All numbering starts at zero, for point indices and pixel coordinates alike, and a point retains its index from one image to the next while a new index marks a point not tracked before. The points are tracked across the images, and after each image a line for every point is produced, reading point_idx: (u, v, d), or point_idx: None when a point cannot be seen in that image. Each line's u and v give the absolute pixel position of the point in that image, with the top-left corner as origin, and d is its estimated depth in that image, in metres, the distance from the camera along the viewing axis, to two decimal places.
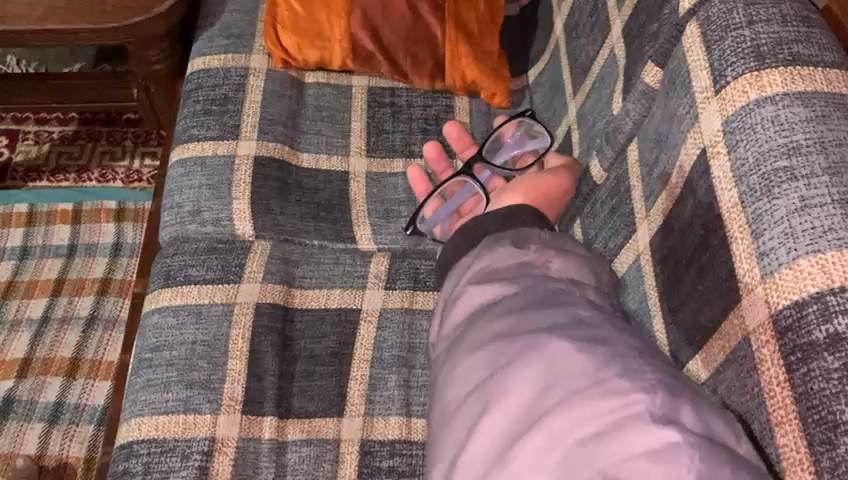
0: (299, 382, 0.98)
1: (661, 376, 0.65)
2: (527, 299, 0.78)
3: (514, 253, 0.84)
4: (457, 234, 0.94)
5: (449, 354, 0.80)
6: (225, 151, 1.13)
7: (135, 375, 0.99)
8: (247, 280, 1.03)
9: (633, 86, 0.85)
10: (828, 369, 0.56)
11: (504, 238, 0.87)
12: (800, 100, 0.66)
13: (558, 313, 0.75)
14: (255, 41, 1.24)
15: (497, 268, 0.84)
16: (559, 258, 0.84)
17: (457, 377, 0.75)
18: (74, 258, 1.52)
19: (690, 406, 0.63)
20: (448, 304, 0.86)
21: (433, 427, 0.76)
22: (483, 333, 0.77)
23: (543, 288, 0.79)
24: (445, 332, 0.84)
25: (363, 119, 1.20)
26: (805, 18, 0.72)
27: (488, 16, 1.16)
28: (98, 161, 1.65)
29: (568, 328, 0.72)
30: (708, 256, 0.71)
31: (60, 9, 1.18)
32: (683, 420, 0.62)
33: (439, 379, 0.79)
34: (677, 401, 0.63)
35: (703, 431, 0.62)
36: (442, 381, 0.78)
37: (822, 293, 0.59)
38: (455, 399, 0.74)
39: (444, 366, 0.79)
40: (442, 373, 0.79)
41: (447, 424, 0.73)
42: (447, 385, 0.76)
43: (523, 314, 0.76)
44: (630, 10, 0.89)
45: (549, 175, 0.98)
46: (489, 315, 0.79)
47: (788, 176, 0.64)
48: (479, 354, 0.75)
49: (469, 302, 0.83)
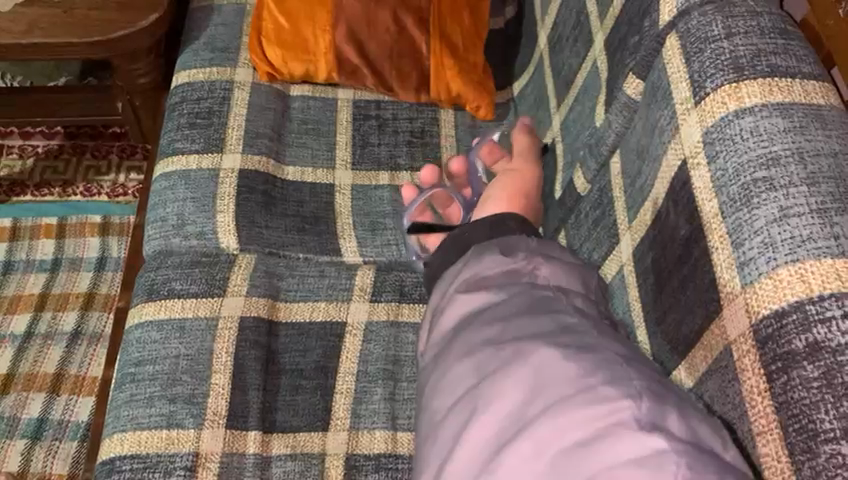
0: (284, 396, 0.98)
1: (648, 383, 0.65)
2: (514, 306, 0.78)
3: (501, 261, 0.84)
4: (446, 245, 0.94)
5: (437, 362, 0.79)
6: (210, 164, 1.13)
7: (117, 390, 0.98)
8: (231, 294, 1.03)
9: (615, 98, 0.86)
10: (808, 378, 0.57)
11: (491, 246, 0.86)
12: (778, 111, 0.67)
13: (545, 320, 0.75)
14: (240, 54, 1.24)
15: (484, 276, 0.84)
16: (547, 265, 0.83)
17: (445, 384, 0.75)
18: (58, 273, 1.51)
19: (675, 414, 0.62)
20: (436, 312, 0.86)
21: (420, 435, 0.76)
22: (470, 340, 0.77)
23: (531, 295, 0.79)
24: (433, 340, 0.83)
25: (348, 131, 1.20)
26: (783, 30, 0.73)
27: (473, 30, 1.18)
28: (83, 176, 1.63)
29: (555, 335, 0.72)
30: (689, 267, 0.71)
31: (44, 23, 1.18)
32: (669, 428, 0.61)
33: (427, 387, 0.79)
34: (663, 408, 0.62)
35: (689, 437, 0.61)
36: (430, 388, 0.77)
37: (802, 302, 0.59)
38: (443, 406, 0.74)
39: (432, 374, 0.79)
40: (430, 380, 0.78)
41: (434, 430, 0.73)
42: (434, 392, 0.76)
43: (510, 321, 0.76)
44: (611, 23, 0.90)
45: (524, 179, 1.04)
46: (477, 323, 0.79)
47: (766, 187, 0.64)
48: (467, 361, 0.75)
49: (457, 309, 0.83)
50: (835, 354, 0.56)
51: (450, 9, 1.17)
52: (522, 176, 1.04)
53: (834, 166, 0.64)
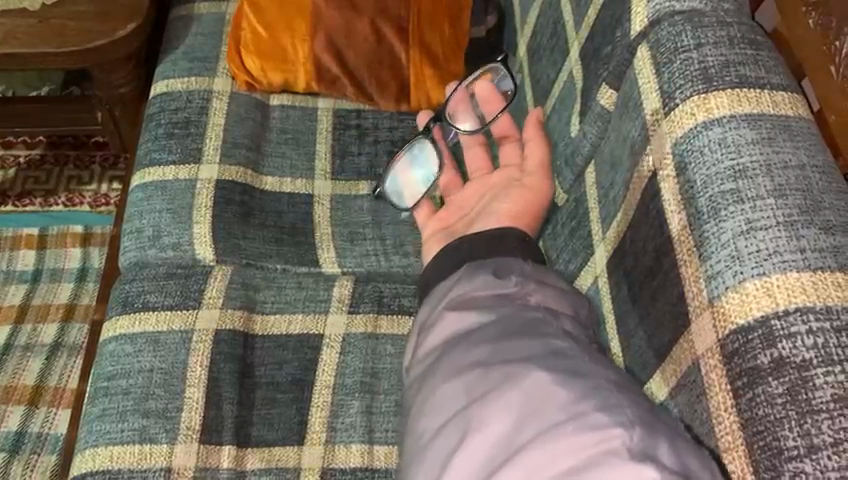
0: (259, 410, 0.97)
1: (640, 412, 0.63)
2: (503, 328, 0.75)
3: (492, 282, 0.82)
4: (439, 258, 0.91)
5: (423, 381, 0.77)
6: (187, 174, 1.12)
7: (90, 404, 0.97)
8: (206, 306, 1.02)
9: (590, 108, 0.85)
10: (773, 394, 0.56)
11: (485, 266, 0.84)
12: (747, 122, 0.67)
13: (536, 344, 0.72)
14: (219, 63, 1.23)
15: (474, 296, 0.81)
16: (540, 291, 0.81)
17: (431, 406, 0.72)
18: (39, 284, 1.50)
19: (666, 445, 0.60)
20: (423, 329, 0.83)
21: (406, 457, 0.73)
22: (459, 361, 0.74)
23: (520, 317, 0.76)
24: (419, 358, 0.81)
25: (328, 141, 1.19)
26: (753, 41, 0.72)
27: (453, 38, 1.16)
28: (65, 186, 1.62)
29: (546, 359, 0.69)
30: (660, 279, 0.71)
31: (20, 32, 1.17)
32: (661, 459, 0.59)
33: (412, 407, 0.76)
34: (655, 437, 0.60)
35: (680, 470, 0.59)
36: (415, 409, 0.75)
37: (766, 317, 0.58)
38: (429, 428, 0.71)
39: (418, 394, 0.76)
40: (416, 401, 0.75)
41: (420, 454, 0.70)
42: (420, 414, 0.73)
43: (499, 344, 0.73)
44: (586, 32, 0.89)
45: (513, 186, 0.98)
46: (465, 343, 0.76)
47: (734, 199, 0.63)
48: (455, 383, 0.72)
49: (444, 329, 0.80)
50: (799, 369, 0.55)
51: (430, 16, 1.15)
52: (532, 197, 0.97)
53: (802, 178, 0.64)
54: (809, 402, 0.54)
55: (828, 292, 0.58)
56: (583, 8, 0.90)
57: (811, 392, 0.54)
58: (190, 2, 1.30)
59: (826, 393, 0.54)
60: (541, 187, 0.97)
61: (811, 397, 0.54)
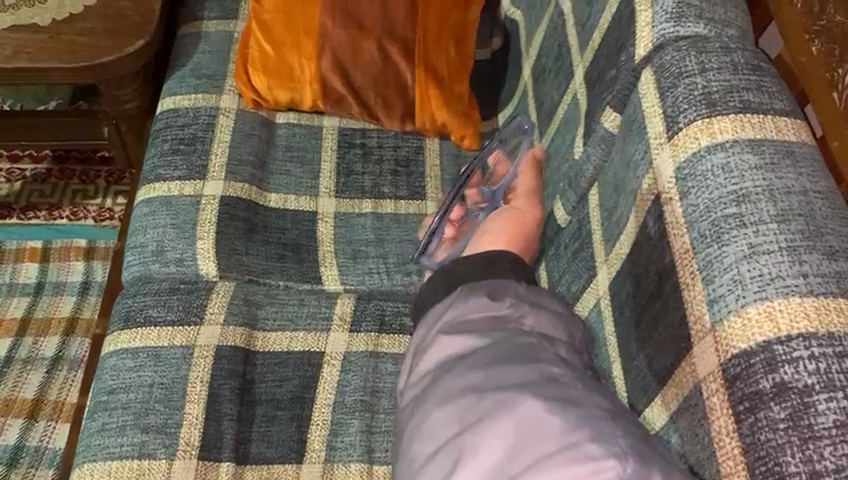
0: (258, 427, 0.96)
1: (635, 442, 0.63)
2: (498, 353, 0.75)
3: (486, 304, 0.81)
4: (431, 279, 0.91)
5: (415, 406, 0.76)
6: (191, 191, 1.13)
7: (89, 419, 0.97)
8: (208, 322, 1.02)
9: (593, 131, 0.86)
10: (775, 420, 0.56)
11: (479, 287, 0.84)
12: (750, 147, 0.67)
13: (529, 370, 0.72)
14: (227, 81, 1.24)
15: (469, 318, 0.81)
16: (533, 314, 0.81)
17: (423, 432, 0.72)
18: (41, 297, 1.50)
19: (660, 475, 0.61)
20: (417, 351, 0.82)
21: None
22: (452, 385, 0.74)
23: (514, 342, 0.76)
24: (412, 380, 0.80)
25: (333, 160, 1.20)
26: (756, 67, 0.73)
27: (458, 60, 1.17)
28: (70, 200, 1.63)
29: (540, 385, 0.69)
30: (662, 302, 0.71)
31: (30, 47, 1.18)
32: None
33: (405, 433, 0.75)
34: (648, 469, 0.61)
35: None
36: (407, 435, 0.74)
37: (769, 342, 0.58)
38: (421, 454, 0.70)
39: (411, 419, 0.75)
40: (408, 426, 0.75)
41: None
42: (412, 439, 0.73)
43: (494, 368, 0.73)
44: (591, 55, 0.90)
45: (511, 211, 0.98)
46: (459, 368, 0.75)
47: (737, 223, 0.64)
48: (448, 408, 0.71)
49: (437, 352, 0.79)
50: (801, 395, 0.55)
51: (435, 36, 1.16)
52: (523, 218, 0.97)
53: (805, 203, 0.64)
54: (810, 428, 0.54)
55: (830, 318, 0.58)
56: (587, 33, 0.91)
57: (813, 418, 0.54)
58: (198, 20, 1.31)
59: (828, 419, 0.54)
60: (529, 209, 0.98)
61: (814, 423, 0.54)
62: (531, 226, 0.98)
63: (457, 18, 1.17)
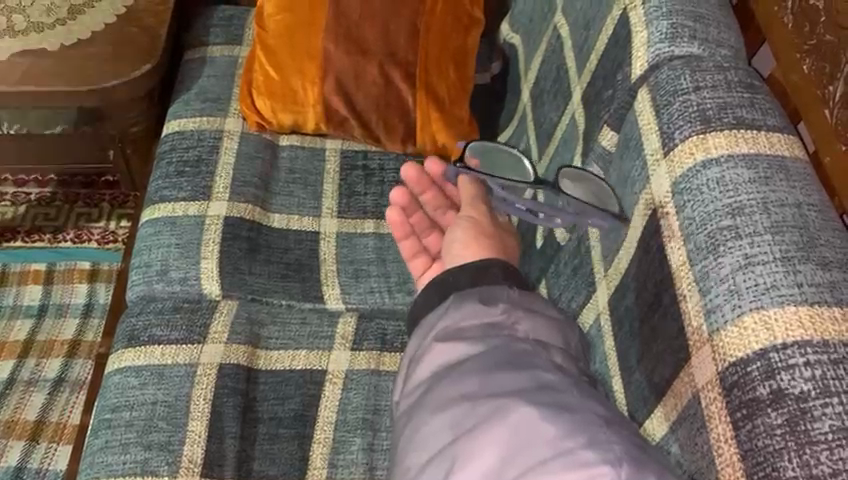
0: (261, 445, 0.97)
1: (629, 448, 0.64)
2: (493, 360, 0.75)
3: (480, 310, 0.82)
4: (424, 290, 0.91)
5: (411, 414, 0.77)
6: (196, 210, 1.14)
7: (93, 436, 0.97)
8: (211, 341, 1.03)
9: (591, 149, 0.88)
10: (772, 425, 0.57)
11: (471, 293, 0.84)
12: (744, 162, 0.69)
13: (523, 377, 0.73)
14: (231, 104, 1.26)
15: (463, 326, 0.81)
16: (527, 319, 0.82)
17: (418, 440, 0.72)
18: (44, 319, 1.51)
19: None
20: (413, 360, 0.82)
21: None
22: (448, 393, 0.74)
23: (510, 348, 0.77)
24: (407, 390, 0.80)
25: (335, 181, 1.22)
26: (749, 85, 0.75)
27: (459, 82, 1.19)
28: (74, 222, 1.64)
29: (534, 393, 0.70)
30: (660, 315, 0.72)
31: (39, 71, 1.20)
32: None
33: (400, 441, 0.76)
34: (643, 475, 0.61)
35: None
36: (403, 442, 0.75)
37: (765, 349, 0.59)
38: (418, 461, 0.71)
39: (407, 427, 0.76)
40: (404, 433, 0.75)
41: None
42: (408, 448, 0.73)
43: (488, 376, 0.74)
44: (587, 76, 0.92)
45: (473, 224, 0.95)
46: (454, 375, 0.76)
47: (732, 235, 0.65)
48: (443, 416, 0.72)
49: (432, 359, 0.80)
50: (798, 401, 0.56)
51: (437, 59, 1.18)
52: (480, 225, 0.95)
53: (798, 215, 0.66)
54: (807, 433, 0.55)
55: (825, 326, 0.59)
56: (585, 54, 0.93)
57: (809, 423, 0.55)
58: (203, 45, 1.34)
59: (824, 424, 0.55)
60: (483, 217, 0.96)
61: (810, 428, 0.55)
62: (488, 227, 0.95)
63: (458, 43, 1.19)
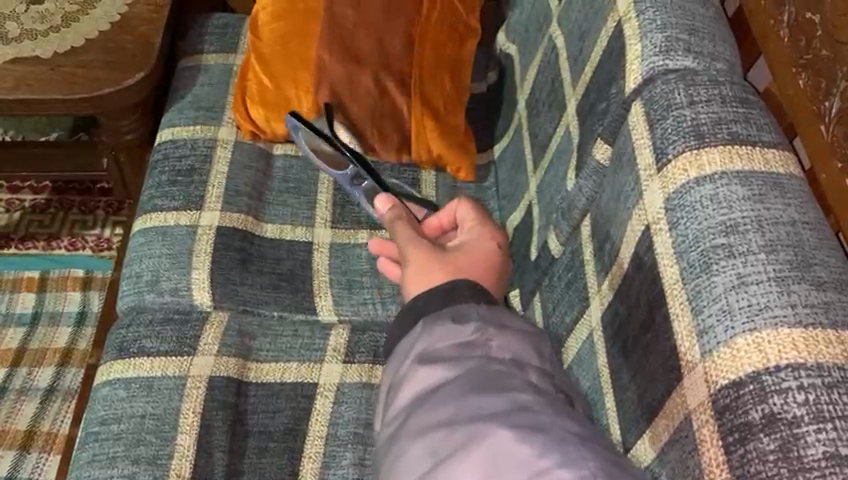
0: (250, 459, 0.96)
1: (602, 464, 0.63)
2: (470, 382, 0.74)
3: (452, 331, 0.81)
4: (400, 315, 0.88)
5: (390, 443, 0.75)
6: (188, 221, 1.13)
7: (80, 449, 0.96)
8: (201, 353, 1.02)
9: (585, 163, 0.87)
10: (764, 451, 0.56)
11: (442, 315, 0.83)
12: (738, 179, 0.68)
13: (500, 399, 0.71)
14: (225, 113, 1.25)
15: (437, 349, 0.80)
16: (500, 336, 0.81)
17: (397, 469, 0.71)
18: (37, 327, 1.50)
19: None
20: (392, 387, 0.81)
21: None
22: (425, 418, 0.73)
23: (486, 370, 0.76)
24: (387, 417, 0.79)
25: (330, 191, 1.21)
26: (744, 99, 0.74)
27: (454, 93, 1.18)
28: (68, 230, 1.63)
29: (509, 414, 0.69)
30: (652, 333, 0.71)
31: (31, 79, 1.19)
32: None
33: (381, 470, 0.74)
34: None
35: None
36: (384, 472, 0.73)
37: (758, 373, 0.58)
38: None
39: (387, 456, 0.74)
40: (384, 463, 0.74)
41: None
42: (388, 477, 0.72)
43: (464, 399, 0.72)
44: (582, 88, 0.91)
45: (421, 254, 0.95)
46: (431, 400, 0.74)
47: (726, 254, 0.64)
48: (420, 443, 0.71)
49: (410, 385, 0.78)
50: (791, 426, 0.55)
51: (432, 69, 1.17)
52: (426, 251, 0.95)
53: (793, 234, 0.64)
54: (800, 460, 0.54)
55: (819, 348, 0.58)
56: (580, 66, 0.92)
57: (803, 449, 0.54)
58: (199, 53, 1.33)
59: (818, 451, 0.54)
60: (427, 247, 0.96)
61: (803, 455, 0.54)
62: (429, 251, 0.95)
63: (453, 54, 1.18)
